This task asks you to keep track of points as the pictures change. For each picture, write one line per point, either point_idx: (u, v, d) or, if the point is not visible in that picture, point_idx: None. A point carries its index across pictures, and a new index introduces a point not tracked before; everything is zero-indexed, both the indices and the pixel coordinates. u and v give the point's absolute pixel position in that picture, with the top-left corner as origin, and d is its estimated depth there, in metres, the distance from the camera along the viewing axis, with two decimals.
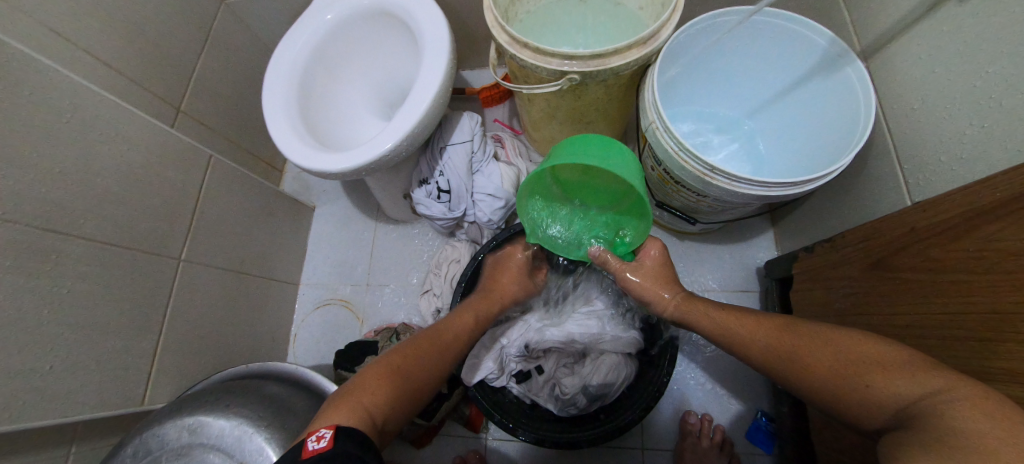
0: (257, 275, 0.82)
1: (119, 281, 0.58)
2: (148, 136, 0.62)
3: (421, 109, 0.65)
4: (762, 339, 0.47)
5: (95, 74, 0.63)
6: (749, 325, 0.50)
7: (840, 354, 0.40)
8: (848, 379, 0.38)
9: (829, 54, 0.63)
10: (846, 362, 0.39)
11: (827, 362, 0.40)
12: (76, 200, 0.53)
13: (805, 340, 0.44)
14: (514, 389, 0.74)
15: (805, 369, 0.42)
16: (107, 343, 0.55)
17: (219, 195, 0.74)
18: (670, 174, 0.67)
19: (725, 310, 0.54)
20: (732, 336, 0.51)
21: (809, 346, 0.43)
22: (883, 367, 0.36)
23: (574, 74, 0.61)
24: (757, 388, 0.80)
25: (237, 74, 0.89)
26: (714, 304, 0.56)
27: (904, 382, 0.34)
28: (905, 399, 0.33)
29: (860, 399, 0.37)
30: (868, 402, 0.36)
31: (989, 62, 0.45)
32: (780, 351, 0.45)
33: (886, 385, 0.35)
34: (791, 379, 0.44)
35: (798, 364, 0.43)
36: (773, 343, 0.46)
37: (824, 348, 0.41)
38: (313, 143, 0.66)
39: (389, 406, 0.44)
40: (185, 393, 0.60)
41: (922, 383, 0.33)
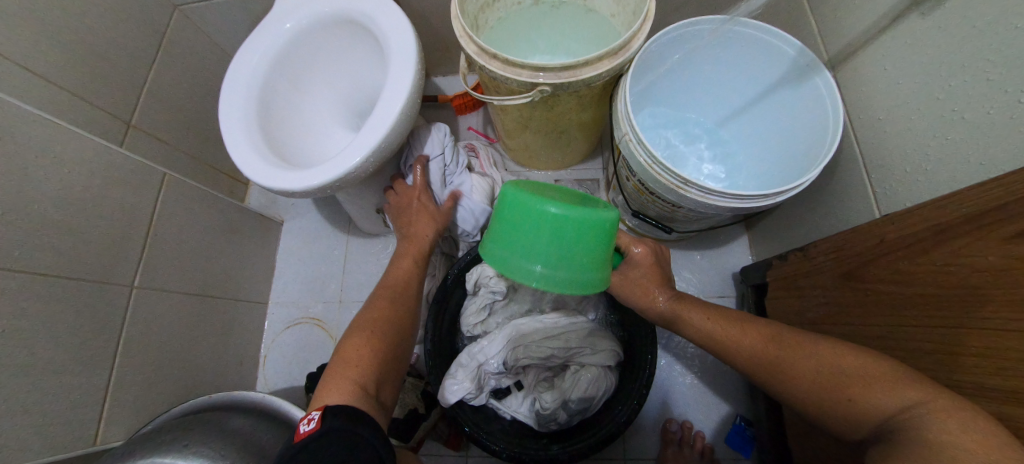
0: (221, 297, 0.78)
1: (64, 314, 0.53)
2: (91, 156, 0.58)
3: (389, 121, 0.62)
4: (749, 342, 0.45)
5: (30, 90, 0.57)
6: (731, 327, 0.48)
7: (826, 360, 0.38)
8: (831, 386, 0.37)
9: (798, 63, 0.63)
10: (830, 369, 0.37)
11: (813, 369, 0.39)
12: (12, 230, 0.48)
13: (790, 344, 0.42)
14: (494, 406, 0.73)
15: (789, 375, 0.40)
16: (51, 383, 0.51)
17: (176, 214, 0.70)
18: (645, 186, 0.66)
19: (707, 309, 0.52)
20: (715, 337, 0.49)
21: (795, 351, 0.41)
22: (871, 376, 0.35)
23: (545, 86, 0.59)
24: (734, 393, 0.80)
25: (194, 84, 0.84)
26: (697, 302, 0.54)
27: (887, 394, 0.33)
28: (887, 411, 0.32)
29: (842, 409, 0.35)
30: (850, 412, 0.35)
31: (952, 76, 0.45)
32: (764, 357, 0.43)
33: (869, 395, 0.34)
34: (776, 388, 0.42)
35: (783, 370, 0.41)
36: (756, 346, 0.44)
37: (809, 354, 0.40)
38: (275, 160, 0.63)
39: (374, 371, 0.45)
40: (139, 432, 0.57)
41: (906, 395, 0.32)
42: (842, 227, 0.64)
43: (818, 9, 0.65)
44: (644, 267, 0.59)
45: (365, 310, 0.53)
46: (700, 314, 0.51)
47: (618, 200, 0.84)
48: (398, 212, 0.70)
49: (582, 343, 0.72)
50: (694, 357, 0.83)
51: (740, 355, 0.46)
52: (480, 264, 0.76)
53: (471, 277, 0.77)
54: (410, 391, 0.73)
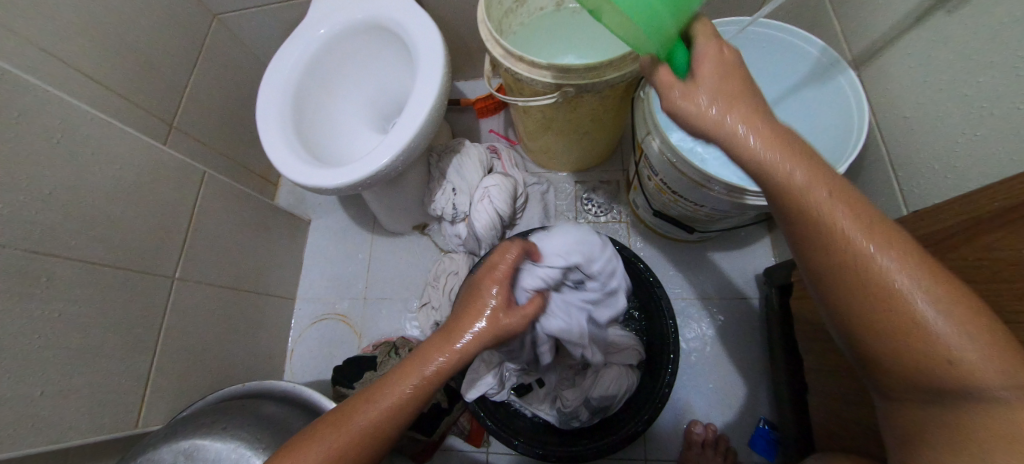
0: (252, 291, 0.81)
1: (112, 302, 0.56)
2: (140, 154, 0.61)
3: (418, 121, 0.65)
4: (848, 233, 0.27)
5: (85, 93, 0.62)
6: (836, 199, 0.28)
7: (949, 311, 0.24)
8: (927, 343, 0.24)
9: (822, 64, 0.65)
10: (952, 332, 0.24)
11: (925, 315, 0.25)
12: (68, 221, 0.52)
13: (917, 265, 0.26)
14: (516, 403, 0.74)
15: (878, 298, 0.26)
16: (99, 366, 0.54)
17: (214, 210, 0.73)
18: (668, 185, 0.67)
19: (801, 157, 0.30)
20: (795, 204, 0.29)
21: (912, 277, 0.25)
22: (996, 349, 0.23)
23: (569, 87, 0.62)
24: (758, 395, 0.79)
25: (231, 88, 0.88)
26: (780, 134, 0.31)
27: (997, 373, 0.23)
28: (961, 384, 0.24)
29: (906, 366, 0.26)
30: (909, 372, 0.26)
31: (980, 72, 0.45)
32: (863, 262, 0.27)
33: (979, 369, 0.23)
34: (830, 298, 0.29)
35: (869, 292, 0.26)
36: (853, 243, 0.27)
37: (930, 296, 0.25)
38: (306, 157, 0.66)
39: None
40: (177, 416, 0.59)
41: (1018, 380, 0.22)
42: None
43: (841, 11, 0.66)
44: (709, 69, 0.33)
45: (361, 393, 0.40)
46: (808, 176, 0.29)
47: (638, 200, 0.85)
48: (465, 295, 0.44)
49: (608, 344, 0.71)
50: (715, 357, 0.82)
51: (808, 243, 0.29)
52: None
53: None
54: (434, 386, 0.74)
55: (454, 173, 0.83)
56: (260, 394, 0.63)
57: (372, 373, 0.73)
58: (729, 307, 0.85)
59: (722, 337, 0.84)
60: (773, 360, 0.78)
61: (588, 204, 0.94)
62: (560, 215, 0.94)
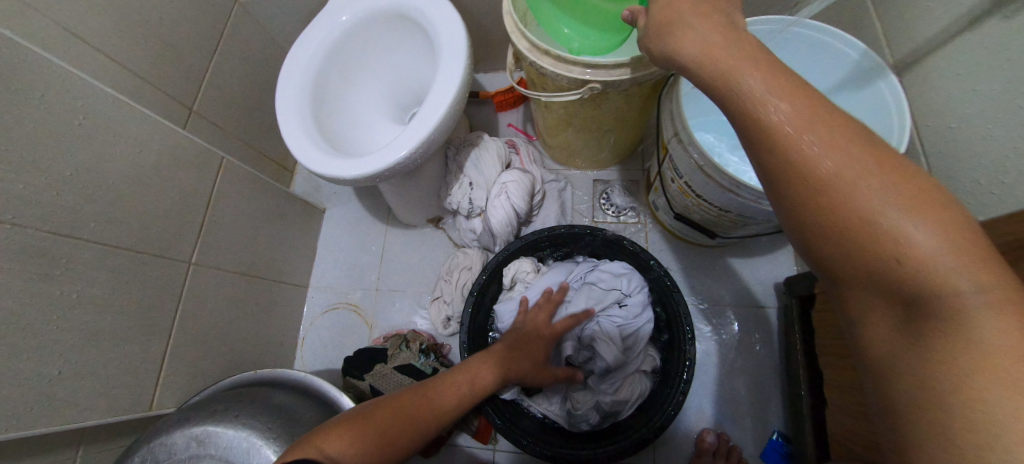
0: (267, 278, 0.81)
1: (129, 285, 0.57)
2: (160, 138, 0.61)
3: (439, 113, 0.63)
4: (808, 139, 0.26)
5: (107, 74, 0.61)
6: (796, 104, 0.27)
7: (910, 211, 0.22)
8: (893, 252, 0.22)
9: (860, 68, 0.61)
10: (923, 235, 0.21)
11: (891, 219, 0.22)
12: (87, 203, 0.52)
13: (883, 168, 0.24)
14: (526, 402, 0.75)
15: (836, 204, 0.24)
16: (117, 349, 0.55)
17: (231, 196, 0.73)
18: (692, 188, 0.65)
19: (768, 65, 0.29)
20: (756, 113, 0.28)
21: (874, 180, 0.24)
22: (967, 251, 0.21)
23: (595, 84, 0.60)
24: (772, 407, 0.78)
25: (251, 74, 0.88)
26: (749, 50, 0.30)
27: (964, 276, 0.21)
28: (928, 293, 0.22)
29: (872, 280, 0.24)
30: (878, 289, 0.24)
31: None
32: (824, 167, 0.25)
33: (943, 268, 0.21)
34: (793, 216, 0.27)
35: (831, 201, 0.25)
36: (815, 147, 0.25)
37: (895, 195, 0.23)
38: (324, 146, 0.65)
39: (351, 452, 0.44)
40: (189, 402, 0.59)
41: (984, 283, 0.20)
42: None
43: (885, 13, 0.63)
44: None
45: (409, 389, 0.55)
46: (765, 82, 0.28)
47: (658, 202, 0.82)
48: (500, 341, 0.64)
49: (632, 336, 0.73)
50: (729, 365, 0.81)
51: (770, 155, 0.28)
52: (518, 259, 0.79)
53: (508, 273, 0.79)
54: None
55: (472, 166, 0.81)
56: (271, 383, 0.64)
57: (383, 366, 0.73)
58: (747, 315, 0.83)
59: (737, 345, 0.82)
60: (790, 373, 0.76)
61: (605, 204, 0.92)
62: (576, 213, 0.92)
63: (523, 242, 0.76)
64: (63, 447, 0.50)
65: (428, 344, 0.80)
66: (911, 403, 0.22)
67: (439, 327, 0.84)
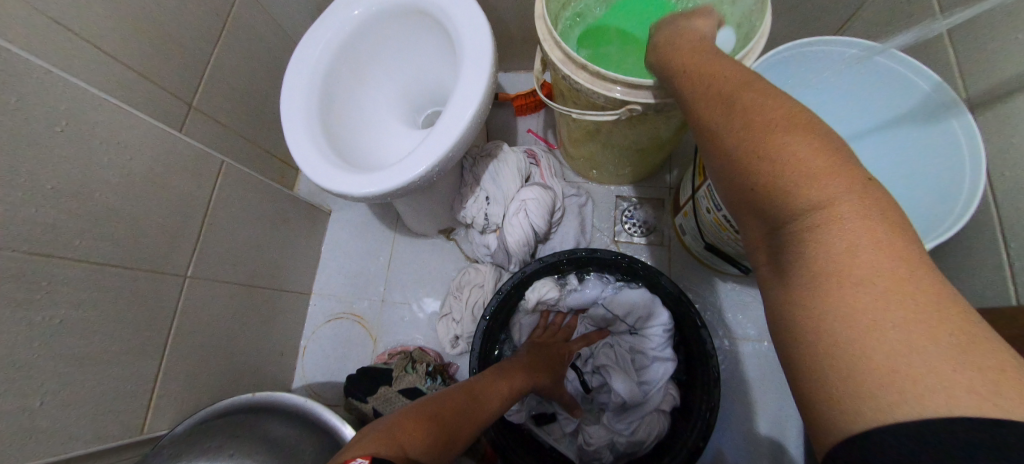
0: (268, 287, 0.77)
1: (118, 305, 0.52)
2: (153, 143, 0.56)
3: (459, 127, 0.57)
4: (721, 94, 0.29)
5: (99, 68, 0.56)
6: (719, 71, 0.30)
7: (786, 136, 0.24)
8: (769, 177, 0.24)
9: (930, 102, 0.55)
10: (794, 157, 0.23)
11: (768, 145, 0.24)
12: (67, 219, 0.47)
13: (775, 104, 0.26)
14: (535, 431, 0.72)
15: (719, 150, 0.28)
16: (105, 374, 0.51)
17: (230, 202, 0.68)
18: (731, 223, 0.59)
19: (704, 49, 0.34)
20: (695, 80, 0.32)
21: (766, 114, 0.25)
22: (830, 168, 0.22)
23: (636, 106, 0.53)
24: (792, 449, 0.74)
25: (256, 65, 0.82)
26: (698, 42, 0.35)
27: (826, 190, 0.22)
28: (801, 212, 0.23)
29: (761, 209, 0.25)
30: (769, 220, 0.25)
31: None
32: (729, 110, 0.27)
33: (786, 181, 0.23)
34: (710, 164, 0.29)
35: (717, 145, 0.28)
36: (723, 97, 0.28)
37: (778, 125, 0.24)
38: (331, 156, 0.59)
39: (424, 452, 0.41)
40: (176, 433, 0.55)
41: (843, 196, 0.22)
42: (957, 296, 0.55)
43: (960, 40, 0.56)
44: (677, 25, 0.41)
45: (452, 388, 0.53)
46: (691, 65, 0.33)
47: (687, 227, 0.76)
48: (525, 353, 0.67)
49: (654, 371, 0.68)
50: (749, 403, 0.77)
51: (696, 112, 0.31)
52: (537, 282, 0.74)
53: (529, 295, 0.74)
54: None
55: (489, 179, 0.76)
56: (267, 408, 0.60)
57: (388, 389, 0.69)
58: (772, 351, 0.78)
59: (761, 382, 0.77)
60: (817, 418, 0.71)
61: (627, 222, 0.86)
62: (596, 231, 0.86)
63: (541, 265, 0.71)
64: None
65: (435, 365, 0.76)
66: (803, 334, 0.22)
67: (446, 346, 0.80)
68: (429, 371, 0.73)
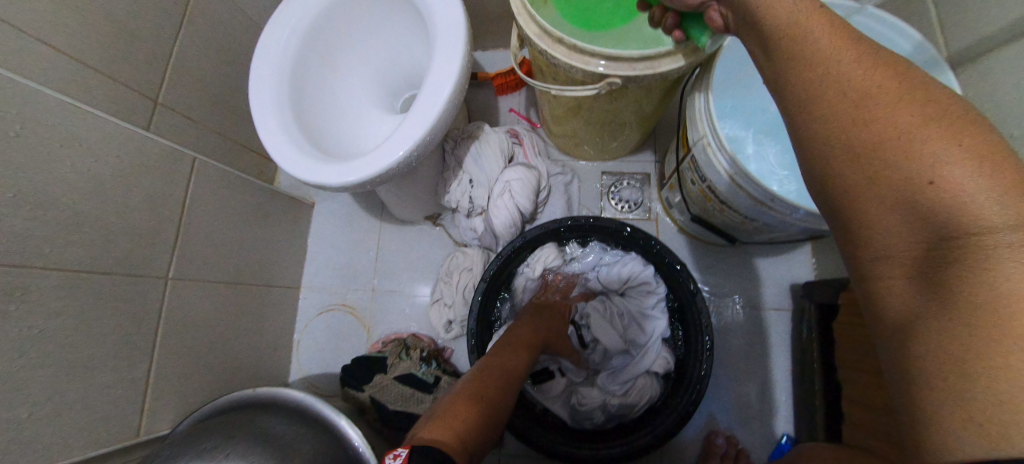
0: (255, 283, 0.77)
1: (100, 311, 0.52)
2: (118, 143, 0.54)
3: (436, 109, 0.55)
4: (850, 83, 0.25)
5: (52, 67, 0.53)
6: (838, 43, 0.26)
7: (940, 142, 0.22)
8: (926, 190, 0.22)
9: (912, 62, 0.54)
10: (951, 171, 0.21)
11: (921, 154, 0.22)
12: (36, 227, 0.45)
13: (919, 103, 0.23)
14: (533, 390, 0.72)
15: (867, 146, 0.24)
16: (93, 381, 0.51)
17: (207, 200, 0.67)
18: (716, 193, 0.59)
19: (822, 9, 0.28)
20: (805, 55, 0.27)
21: (914, 114, 0.23)
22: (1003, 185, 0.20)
23: (614, 78, 0.52)
24: (782, 410, 0.76)
25: (223, 54, 0.78)
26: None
27: (997, 206, 0.20)
28: (953, 229, 0.21)
29: (904, 220, 0.23)
30: (911, 229, 0.23)
31: None
32: (868, 101, 0.24)
33: (966, 193, 0.21)
34: (829, 159, 0.26)
35: (862, 137, 0.24)
36: (854, 83, 0.25)
37: (931, 129, 0.22)
38: (307, 146, 0.57)
39: (475, 433, 0.42)
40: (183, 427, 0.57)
41: (1015, 215, 0.20)
42: None
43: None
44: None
45: (476, 370, 0.53)
46: (824, 27, 0.27)
47: (673, 200, 0.76)
48: (529, 315, 0.67)
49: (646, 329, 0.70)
50: (739, 367, 0.79)
51: (803, 98, 0.28)
52: (539, 249, 0.73)
53: (529, 264, 0.74)
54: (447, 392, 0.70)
55: (471, 160, 0.75)
56: (270, 404, 0.61)
57: (383, 376, 0.70)
58: (758, 316, 0.80)
59: (751, 348, 0.79)
60: (803, 377, 0.73)
61: (615, 198, 0.86)
62: (584, 208, 0.86)
63: (539, 231, 0.71)
64: None
65: (430, 350, 0.77)
66: (933, 352, 0.22)
67: (440, 331, 0.80)
68: (423, 356, 0.74)
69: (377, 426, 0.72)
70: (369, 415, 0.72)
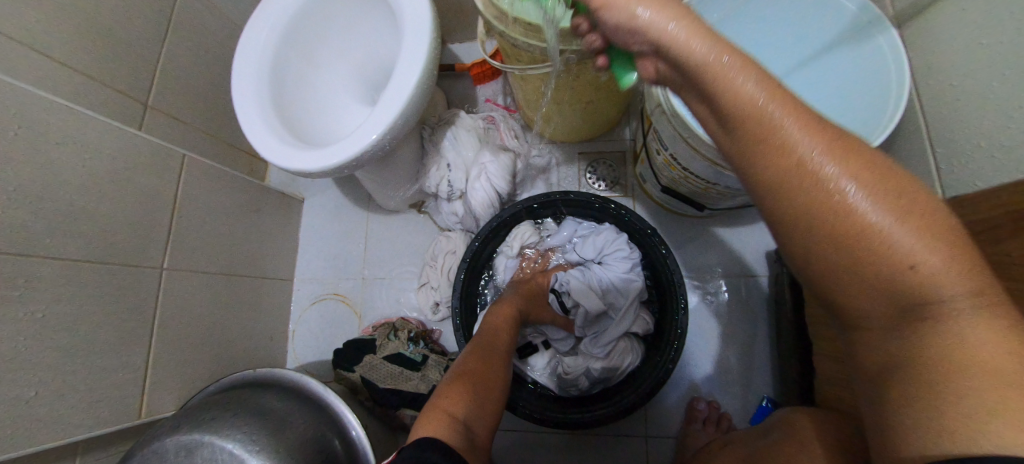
0: (249, 275, 0.80)
1: (101, 298, 0.55)
2: (111, 142, 0.57)
3: (407, 94, 0.59)
4: (805, 149, 0.21)
5: (46, 74, 0.56)
6: (776, 100, 0.22)
7: (900, 214, 0.19)
8: (899, 270, 0.19)
9: (858, 24, 0.56)
10: (918, 248, 0.19)
11: (886, 229, 0.19)
12: (37, 220, 0.49)
13: (865, 166, 0.21)
14: (520, 363, 0.75)
15: (831, 221, 0.21)
16: (96, 363, 0.54)
17: (198, 195, 0.70)
18: (678, 162, 0.61)
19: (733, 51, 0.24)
20: (745, 112, 0.22)
21: (869, 181, 0.20)
22: (957, 257, 0.19)
23: (569, 53, 0.55)
24: (763, 372, 0.78)
25: (209, 59, 0.81)
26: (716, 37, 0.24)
27: (957, 279, 0.19)
28: (916, 303, 0.20)
29: (877, 298, 0.20)
30: (876, 302, 0.21)
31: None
32: (823, 175, 0.21)
33: (938, 273, 0.19)
34: (788, 227, 0.23)
35: (825, 211, 0.21)
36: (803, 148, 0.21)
37: (880, 198, 0.20)
38: (289, 138, 0.61)
39: (469, 411, 0.45)
40: (189, 403, 0.61)
41: (971, 285, 0.19)
42: None
43: None
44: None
45: (464, 355, 0.54)
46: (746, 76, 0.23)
47: (645, 175, 0.79)
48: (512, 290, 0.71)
49: (622, 293, 0.71)
50: (720, 334, 0.81)
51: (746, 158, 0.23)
52: (517, 226, 0.77)
53: (511, 242, 0.77)
54: (434, 369, 0.73)
55: (448, 146, 0.78)
56: (264, 383, 0.64)
57: (373, 357, 0.73)
58: (736, 285, 0.82)
59: (730, 315, 0.81)
60: (781, 339, 0.76)
61: (592, 178, 0.89)
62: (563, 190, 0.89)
63: (516, 209, 0.73)
64: None
65: (417, 331, 0.80)
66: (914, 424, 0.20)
67: (428, 313, 0.83)
68: (411, 337, 0.77)
69: (369, 405, 0.75)
70: (361, 394, 0.75)
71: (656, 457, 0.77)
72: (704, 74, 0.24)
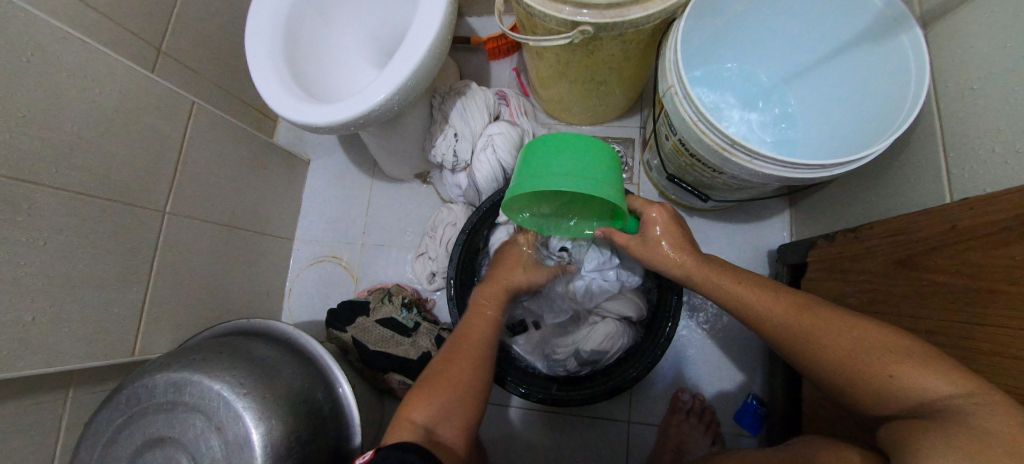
0: (249, 230, 0.81)
1: (100, 233, 0.56)
2: (121, 80, 0.57)
3: (420, 55, 0.58)
4: (775, 315, 0.39)
5: (58, 6, 0.56)
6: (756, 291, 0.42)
7: (858, 341, 0.33)
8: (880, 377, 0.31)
9: (883, 19, 0.54)
10: (880, 362, 0.31)
11: (851, 350, 0.33)
12: (43, 148, 0.49)
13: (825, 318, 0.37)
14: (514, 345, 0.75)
15: (827, 354, 0.35)
16: (91, 297, 0.55)
17: (205, 144, 0.70)
18: (686, 147, 0.61)
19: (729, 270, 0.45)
20: (736, 301, 0.43)
21: (829, 323, 0.36)
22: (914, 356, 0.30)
23: (587, 25, 0.53)
24: (752, 366, 0.79)
25: (224, 9, 0.81)
26: (719, 264, 0.46)
27: (929, 376, 0.29)
28: (919, 398, 0.29)
29: (890, 398, 0.30)
30: (886, 401, 0.31)
31: None
32: (798, 329, 0.37)
33: (903, 371, 0.30)
34: (804, 364, 0.37)
35: (814, 348, 0.36)
36: (779, 316, 0.39)
37: (840, 330, 0.35)
38: (298, 94, 0.61)
39: (436, 410, 0.43)
40: (183, 344, 0.62)
41: (954, 384, 0.28)
42: (902, 208, 0.58)
43: None
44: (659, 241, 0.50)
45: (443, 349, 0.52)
46: (730, 279, 0.44)
47: (653, 161, 0.80)
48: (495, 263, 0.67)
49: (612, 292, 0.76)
50: (713, 327, 0.81)
51: (759, 325, 0.41)
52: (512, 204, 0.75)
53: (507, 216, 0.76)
54: (425, 336, 0.73)
55: (457, 116, 0.77)
56: (257, 334, 0.65)
57: (365, 319, 0.74)
58: None
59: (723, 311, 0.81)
60: None
61: None
62: None
63: None
64: (20, 395, 0.49)
65: (411, 298, 0.81)
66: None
67: (423, 283, 0.84)
68: (404, 303, 0.78)
69: (358, 366, 0.76)
70: (351, 354, 0.76)
71: (636, 444, 0.78)
72: (705, 284, 0.46)
